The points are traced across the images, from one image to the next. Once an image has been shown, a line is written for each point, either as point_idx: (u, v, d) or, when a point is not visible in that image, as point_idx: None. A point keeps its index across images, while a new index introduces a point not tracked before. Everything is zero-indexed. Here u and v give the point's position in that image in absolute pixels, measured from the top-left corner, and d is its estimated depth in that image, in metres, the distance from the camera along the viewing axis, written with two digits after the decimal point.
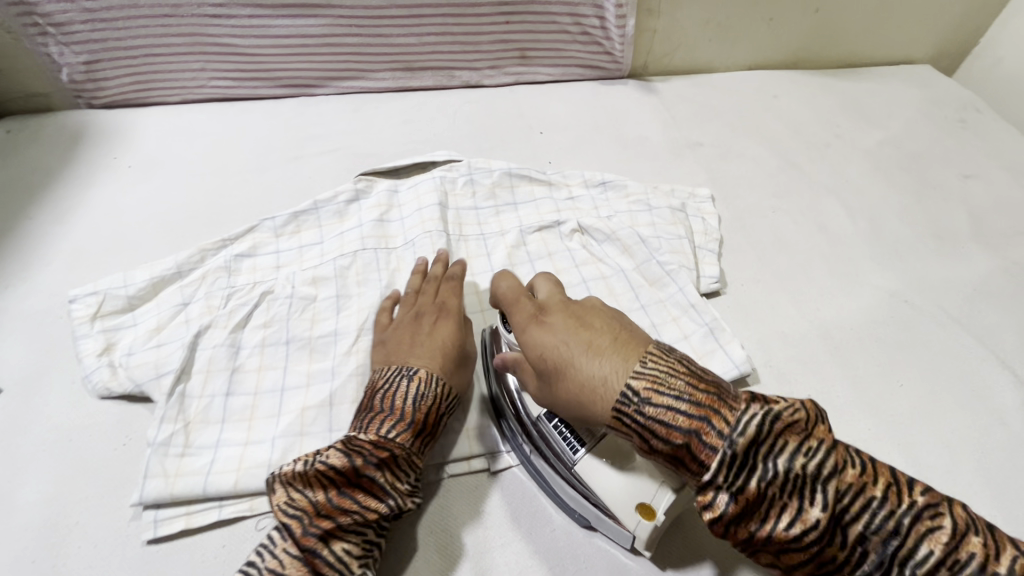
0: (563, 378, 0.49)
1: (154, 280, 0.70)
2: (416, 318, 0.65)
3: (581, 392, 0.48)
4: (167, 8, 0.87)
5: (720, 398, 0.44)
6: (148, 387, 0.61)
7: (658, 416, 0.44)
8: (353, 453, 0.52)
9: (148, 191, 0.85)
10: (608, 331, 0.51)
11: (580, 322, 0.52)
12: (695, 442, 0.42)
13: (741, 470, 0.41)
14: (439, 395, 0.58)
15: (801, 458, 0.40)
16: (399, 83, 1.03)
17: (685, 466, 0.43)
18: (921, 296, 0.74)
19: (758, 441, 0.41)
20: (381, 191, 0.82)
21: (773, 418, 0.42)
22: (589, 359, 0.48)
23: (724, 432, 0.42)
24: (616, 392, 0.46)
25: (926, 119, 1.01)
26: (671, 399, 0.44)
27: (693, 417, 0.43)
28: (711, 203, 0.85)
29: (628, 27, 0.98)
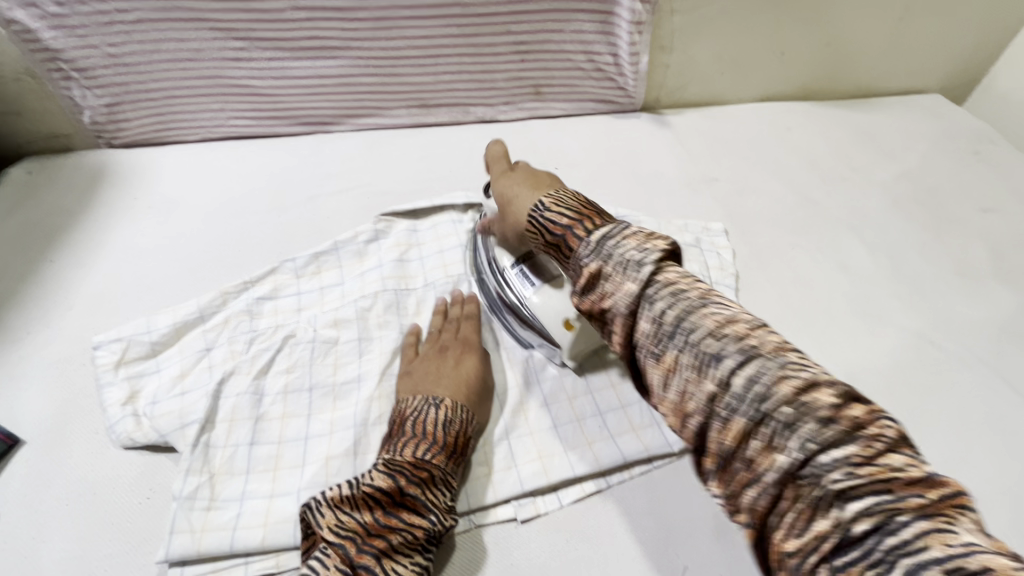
0: (510, 208, 0.59)
1: (177, 325, 0.70)
2: (441, 350, 0.67)
3: (518, 215, 0.58)
4: (189, 52, 0.89)
5: (601, 213, 0.52)
6: (172, 437, 0.61)
7: (551, 217, 0.52)
8: (396, 474, 0.54)
9: (169, 233, 0.85)
10: (551, 179, 0.60)
11: (535, 180, 0.60)
12: (569, 235, 0.51)
13: (593, 255, 0.48)
14: (466, 419, 0.60)
15: (637, 254, 0.46)
16: (415, 119, 1.04)
17: (562, 256, 0.52)
18: (946, 336, 0.74)
19: (613, 242, 0.47)
20: (400, 232, 0.82)
21: (626, 228, 0.48)
22: (528, 195, 0.58)
23: (589, 230, 0.49)
24: (531, 207, 0.55)
25: (941, 151, 1.02)
26: (565, 207, 0.52)
27: (576, 216, 0.51)
28: (725, 238, 0.85)
29: (642, 64, 0.99)
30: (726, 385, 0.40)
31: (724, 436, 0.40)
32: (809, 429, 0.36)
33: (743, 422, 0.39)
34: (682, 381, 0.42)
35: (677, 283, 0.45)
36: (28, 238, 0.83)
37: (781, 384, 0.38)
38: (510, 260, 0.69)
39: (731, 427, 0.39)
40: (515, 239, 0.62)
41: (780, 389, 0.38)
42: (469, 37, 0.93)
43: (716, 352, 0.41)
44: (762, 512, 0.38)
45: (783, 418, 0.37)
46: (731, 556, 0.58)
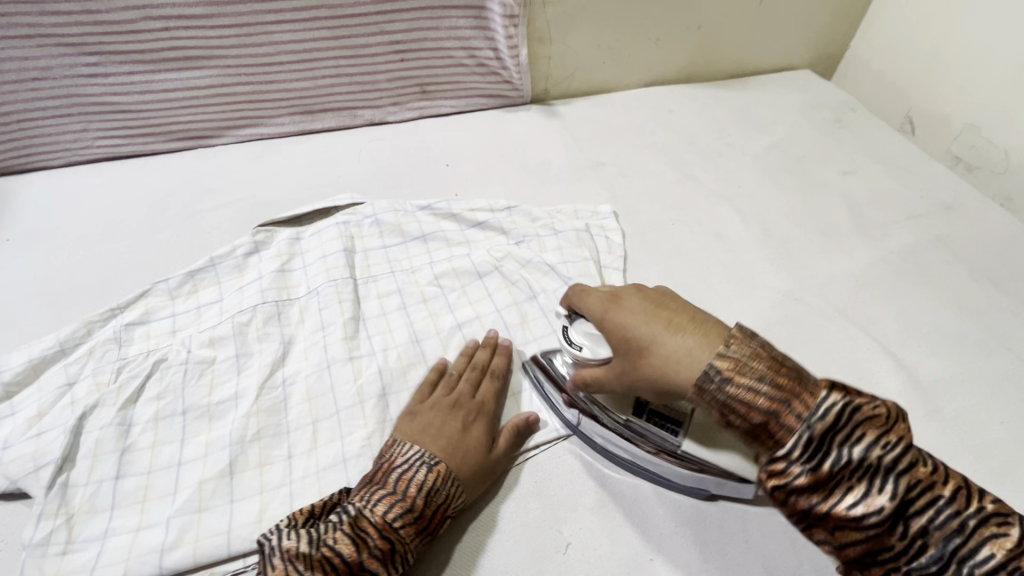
0: (649, 357, 0.51)
1: (33, 362, 0.66)
2: (454, 406, 0.61)
3: (673, 369, 0.49)
4: (36, 71, 0.83)
5: (800, 385, 0.46)
6: (25, 482, 0.57)
7: (742, 396, 0.46)
8: (359, 542, 0.50)
9: (26, 265, 0.79)
10: (686, 314, 0.53)
11: (657, 305, 0.54)
12: (774, 421, 0.46)
13: (819, 455, 0.44)
14: (452, 494, 0.55)
15: (876, 453, 0.44)
16: (299, 126, 1.01)
17: (760, 440, 0.47)
18: (812, 294, 0.78)
19: (837, 430, 0.44)
20: (282, 241, 0.80)
21: (848, 409, 0.45)
22: (673, 338, 0.51)
23: (803, 419, 0.45)
24: (699, 372, 0.48)
25: (809, 122, 1.08)
26: (754, 380, 0.47)
27: (775, 398, 0.46)
28: (613, 219, 0.87)
29: (521, 56, 1.00)
30: (825, 445, 0.44)
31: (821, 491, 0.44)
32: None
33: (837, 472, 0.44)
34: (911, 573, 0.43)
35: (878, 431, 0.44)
36: None
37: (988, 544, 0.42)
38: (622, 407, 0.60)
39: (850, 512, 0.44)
40: (657, 396, 0.53)
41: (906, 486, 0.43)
42: (343, 39, 0.91)
43: (817, 426, 0.44)
44: None
45: (872, 464, 0.44)
46: (611, 526, 0.58)
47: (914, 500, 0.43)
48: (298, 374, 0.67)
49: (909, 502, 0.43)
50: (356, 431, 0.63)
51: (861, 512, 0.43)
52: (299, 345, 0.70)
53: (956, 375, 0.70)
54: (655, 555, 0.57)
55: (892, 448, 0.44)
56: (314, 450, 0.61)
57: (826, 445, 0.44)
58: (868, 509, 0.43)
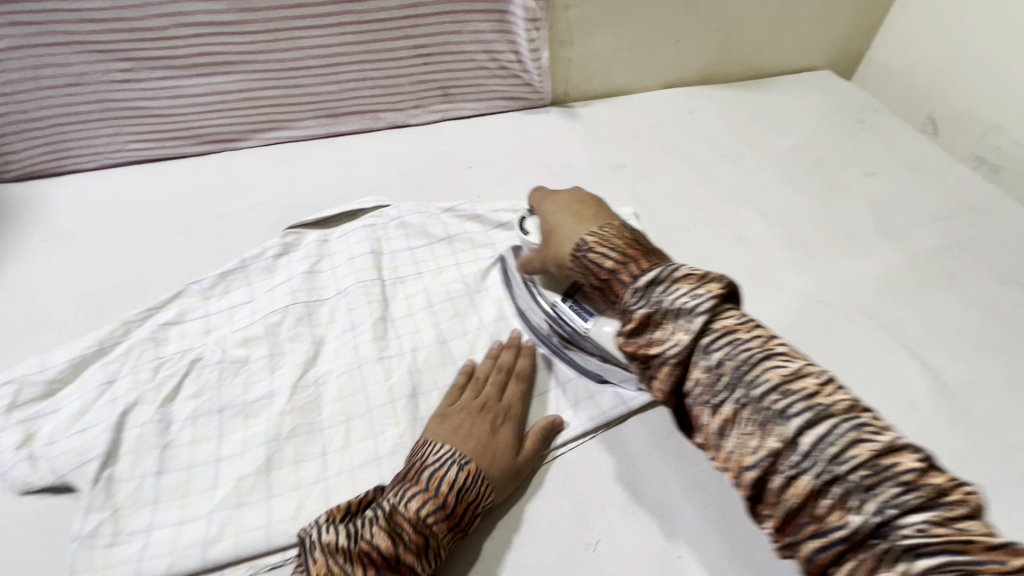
0: (552, 239, 0.65)
1: (75, 360, 0.68)
2: (482, 409, 0.62)
3: (561, 246, 0.63)
4: (72, 77, 0.85)
5: (647, 255, 0.56)
6: (71, 477, 0.59)
7: (595, 258, 0.57)
8: (396, 536, 0.50)
9: (64, 266, 0.82)
10: (592, 210, 0.65)
11: (575, 204, 0.66)
12: (616, 280, 0.55)
13: (639, 301, 0.52)
14: (481, 492, 0.56)
15: (688, 301, 0.49)
16: (324, 129, 1.03)
17: (609, 296, 0.57)
18: (836, 296, 0.79)
19: (655, 283, 0.51)
20: (310, 243, 0.82)
21: (672, 271, 0.51)
22: (569, 225, 0.63)
23: (633, 275, 0.54)
24: (574, 244, 0.60)
25: (829, 123, 1.08)
26: (609, 249, 0.57)
27: (620, 260, 0.56)
28: (635, 221, 0.88)
29: (543, 59, 1.01)
30: (721, 374, 0.46)
31: (717, 420, 0.46)
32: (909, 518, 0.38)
33: (734, 406, 0.45)
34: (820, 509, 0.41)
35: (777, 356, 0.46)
36: None
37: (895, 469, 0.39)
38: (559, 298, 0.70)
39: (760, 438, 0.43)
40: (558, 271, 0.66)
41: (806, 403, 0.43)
42: (368, 44, 0.93)
43: (701, 343, 0.48)
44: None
45: (773, 404, 0.43)
46: (640, 525, 0.59)
47: (830, 449, 0.41)
48: (330, 374, 0.68)
49: (798, 415, 0.43)
50: (388, 429, 0.64)
51: (672, 350, 0.49)
52: (330, 344, 0.72)
53: (983, 377, 0.70)
54: (684, 552, 0.58)
55: (794, 393, 0.43)
56: (347, 448, 0.63)
57: (721, 373, 0.46)
58: (747, 409, 0.44)
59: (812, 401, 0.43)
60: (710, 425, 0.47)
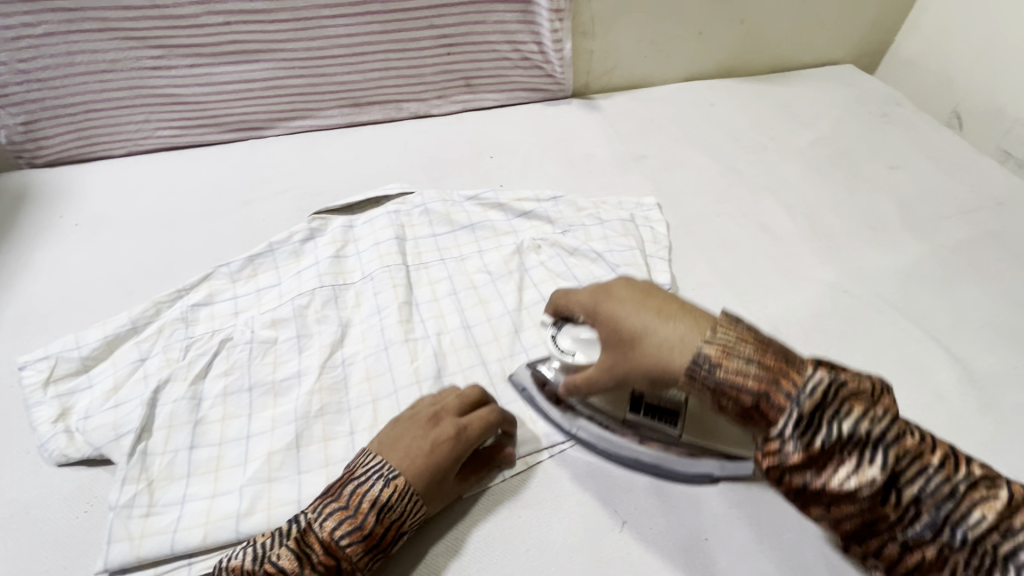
0: (644, 344, 0.51)
1: (108, 338, 0.69)
2: (431, 421, 0.58)
3: (664, 354, 0.49)
4: (105, 64, 0.87)
5: (790, 365, 0.45)
6: (107, 449, 0.60)
7: (730, 378, 0.45)
8: (302, 557, 0.49)
9: (96, 248, 0.83)
10: (675, 303, 0.53)
11: (646, 296, 0.54)
12: (765, 401, 0.44)
13: (807, 430, 0.42)
14: (409, 509, 0.53)
15: (867, 425, 0.41)
16: (348, 118, 1.04)
17: (753, 423, 0.45)
18: (861, 286, 0.78)
19: (824, 406, 0.42)
20: (336, 228, 0.83)
21: (837, 385, 0.42)
22: (665, 327, 0.50)
23: (790, 394, 0.43)
24: (690, 356, 0.48)
25: (853, 116, 1.08)
26: (741, 361, 0.45)
27: (763, 381, 0.44)
28: (658, 211, 0.88)
29: (566, 50, 1.02)
30: (917, 509, 0.40)
31: (914, 558, 0.41)
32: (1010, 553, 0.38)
33: (940, 548, 0.40)
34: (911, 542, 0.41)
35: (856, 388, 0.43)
36: None
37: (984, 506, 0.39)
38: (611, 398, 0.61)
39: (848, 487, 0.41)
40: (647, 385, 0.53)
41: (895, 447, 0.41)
42: (393, 33, 0.94)
43: (898, 474, 0.40)
44: None
45: (994, 545, 0.39)
46: (666, 506, 0.60)
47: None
48: (356, 355, 0.69)
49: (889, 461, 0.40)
50: None
51: (861, 489, 0.40)
52: (355, 327, 0.73)
53: (1012, 368, 0.70)
54: (711, 536, 0.58)
55: (1017, 532, 0.39)
56: (374, 428, 0.63)
57: (917, 507, 0.40)
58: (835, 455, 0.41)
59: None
60: (900, 562, 0.41)
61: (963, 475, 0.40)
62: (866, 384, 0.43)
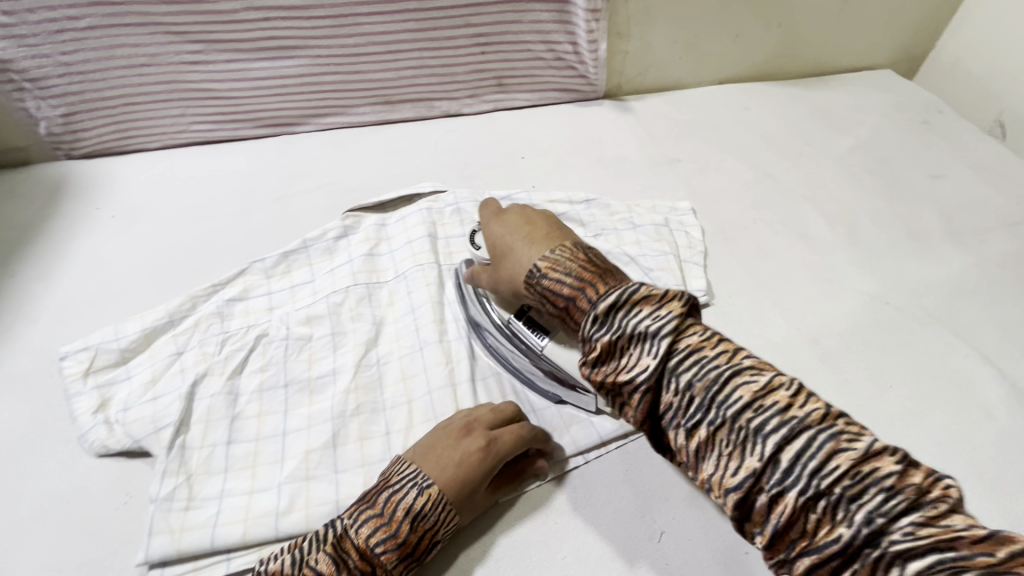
0: (506, 261, 0.63)
1: (146, 331, 0.70)
2: (464, 431, 0.57)
3: (513, 272, 0.61)
4: (144, 57, 0.88)
5: (602, 277, 0.54)
6: (147, 442, 0.61)
7: (551, 285, 0.56)
8: (341, 562, 0.49)
9: (132, 241, 0.84)
10: (546, 227, 0.63)
11: (526, 220, 0.64)
12: (575, 304, 0.53)
13: (601, 329, 0.49)
14: (442, 519, 0.52)
15: (784, 429, 0.40)
16: (379, 116, 1.04)
17: (567, 324, 0.55)
18: (903, 298, 0.77)
19: (614, 307, 0.49)
20: (369, 226, 0.83)
21: (635, 292, 0.49)
22: (524, 249, 0.61)
23: (591, 299, 0.52)
24: (528, 269, 0.59)
25: (892, 123, 1.05)
26: (562, 274, 0.55)
27: (576, 286, 0.54)
28: (692, 216, 0.87)
29: (601, 51, 1.01)
30: (692, 395, 0.44)
31: (694, 441, 0.44)
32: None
33: (710, 427, 0.43)
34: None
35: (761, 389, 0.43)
36: None
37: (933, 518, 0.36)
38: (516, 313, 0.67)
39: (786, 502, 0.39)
40: (512, 295, 0.64)
41: (832, 461, 0.39)
42: (429, 31, 0.93)
43: (669, 366, 0.46)
44: None
45: (749, 423, 0.42)
46: (705, 519, 0.59)
47: (807, 459, 0.39)
48: (391, 354, 0.69)
49: (829, 473, 0.39)
50: (447, 411, 0.64)
51: (722, 460, 0.42)
52: (389, 326, 0.73)
53: None
54: (751, 549, 0.57)
55: (766, 408, 0.42)
56: (410, 428, 0.63)
57: (693, 395, 0.44)
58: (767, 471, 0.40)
59: (787, 415, 0.41)
60: (686, 447, 0.45)
61: (730, 365, 0.45)
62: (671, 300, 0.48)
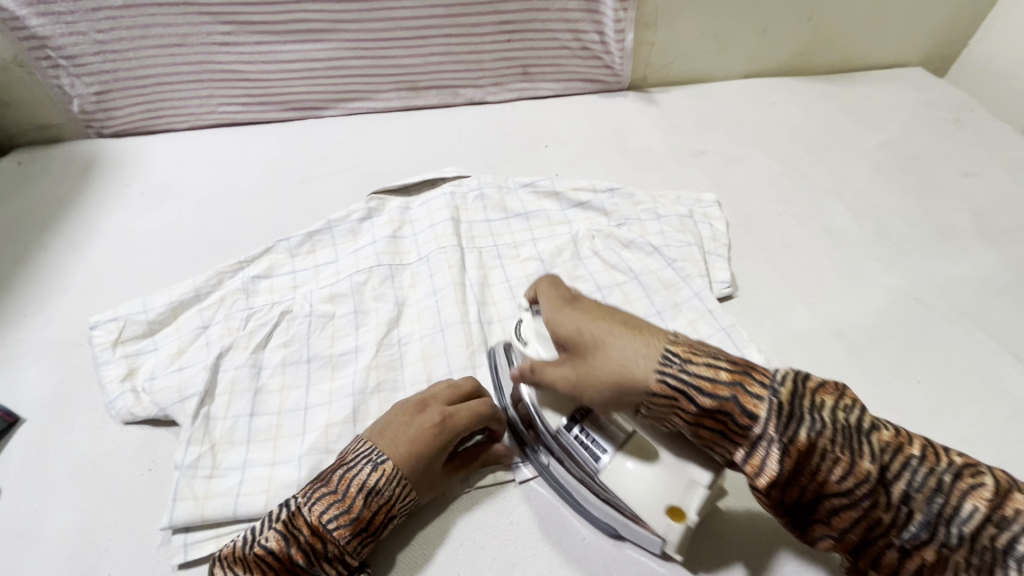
0: (605, 353, 0.48)
1: (173, 304, 0.71)
2: (419, 408, 0.56)
3: (623, 365, 0.47)
4: (177, 37, 0.89)
5: (753, 365, 0.46)
6: (172, 411, 0.62)
7: (700, 375, 0.45)
8: (290, 538, 0.49)
9: (160, 217, 0.86)
10: (635, 318, 0.51)
11: (609, 309, 0.52)
12: (742, 395, 0.44)
13: (791, 423, 0.42)
14: (397, 494, 0.52)
15: (839, 413, 0.43)
16: (404, 102, 1.05)
17: (731, 427, 0.44)
18: (932, 294, 0.75)
19: (797, 395, 0.43)
20: (393, 209, 0.83)
21: (805, 378, 0.44)
22: (629, 337, 0.48)
23: (768, 385, 0.44)
24: (659, 356, 0.46)
25: (924, 120, 1.03)
26: (710, 358, 0.46)
27: (736, 372, 0.45)
28: (717, 208, 0.86)
29: (627, 41, 1.00)
30: (911, 511, 0.42)
31: (914, 562, 0.43)
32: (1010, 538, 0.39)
33: (938, 548, 0.41)
34: (910, 544, 0.42)
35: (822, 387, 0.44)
36: (18, 226, 0.83)
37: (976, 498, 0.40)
38: (563, 423, 0.54)
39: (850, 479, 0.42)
40: (601, 402, 0.48)
41: (876, 438, 0.43)
42: (456, 17, 0.93)
43: (884, 473, 0.42)
44: None
45: (992, 542, 0.39)
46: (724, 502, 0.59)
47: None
48: (411, 335, 0.70)
49: (874, 452, 0.42)
50: None
51: (762, 421, 0.43)
52: (411, 307, 0.73)
53: None
54: (777, 538, 0.56)
55: (1010, 522, 0.39)
56: None
57: (819, 443, 0.42)
58: (821, 454, 0.42)
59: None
60: (897, 565, 0.43)
61: (942, 468, 0.42)
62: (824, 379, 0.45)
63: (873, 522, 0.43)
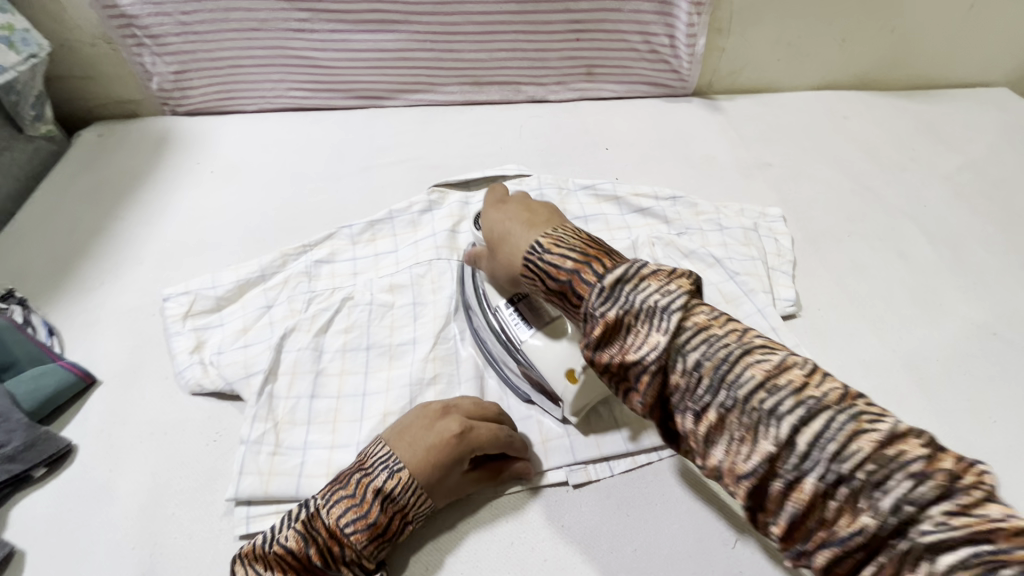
0: (501, 248, 0.54)
1: (241, 282, 0.73)
2: (443, 414, 0.57)
3: (512, 256, 0.53)
4: (256, 22, 0.91)
5: (609, 253, 0.47)
6: (239, 386, 0.64)
7: (552, 262, 0.47)
8: (309, 539, 0.49)
9: (230, 195, 0.88)
10: (547, 213, 0.55)
11: (528, 208, 0.55)
12: (577, 279, 0.45)
13: (608, 303, 0.43)
14: (413, 502, 0.52)
15: (659, 297, 0.42)
16: (467, 96, 1.05)
17: (569, 303, 0.46)
18: (1013, 330, 0.72)
19: (623, 281, 0.43)
20: (453, 203, 0.83)
21: (642, 268, 0.44)
22: (521, 231, 0.52)
23: (600, 273, 0.44)
24: (528, 247, 0.50)
25: (1008, 145, 0.98)
26: (568, 249, 0.47)
27: (581, 261, 0.46)
28: (783, 223, 0.84)
29: (698, 46, 0.98)
30: (698, 374, 0.39)
31: (703, 427, 0.40)
32: (792, 410, 0.36)
33: (719, 410, 0.39)
34: (699, 409, 0.40)
35: (652, 275, 0.43)
36: (99, 197, 0.87)
37: (753, 368, 0.38)
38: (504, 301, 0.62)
39: (652, 342, 0.41)
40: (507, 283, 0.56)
41: (680, 317, 0.41)
42: (527, 15, 0.93)
43: (678, 345, 0.40)
44: (788, 525, 0.37)
45: (760, 404, 0.37)
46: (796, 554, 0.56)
47: (826, 443, 0.35)
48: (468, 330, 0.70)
49: (678, 331, 0.41)
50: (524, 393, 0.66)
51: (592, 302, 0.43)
52: None
53: None
54: None
55: (781, 390, 0.37)
56: None
57: (626, 316, 0.42)
58: (624, 322, 0.42)
59: (802, 396, 0.36)
60: (694, 434, 0.40)
61: (740, 343, 0.40)
62: (668, 272, 0.44)
63: (666, 386, 0.41)
